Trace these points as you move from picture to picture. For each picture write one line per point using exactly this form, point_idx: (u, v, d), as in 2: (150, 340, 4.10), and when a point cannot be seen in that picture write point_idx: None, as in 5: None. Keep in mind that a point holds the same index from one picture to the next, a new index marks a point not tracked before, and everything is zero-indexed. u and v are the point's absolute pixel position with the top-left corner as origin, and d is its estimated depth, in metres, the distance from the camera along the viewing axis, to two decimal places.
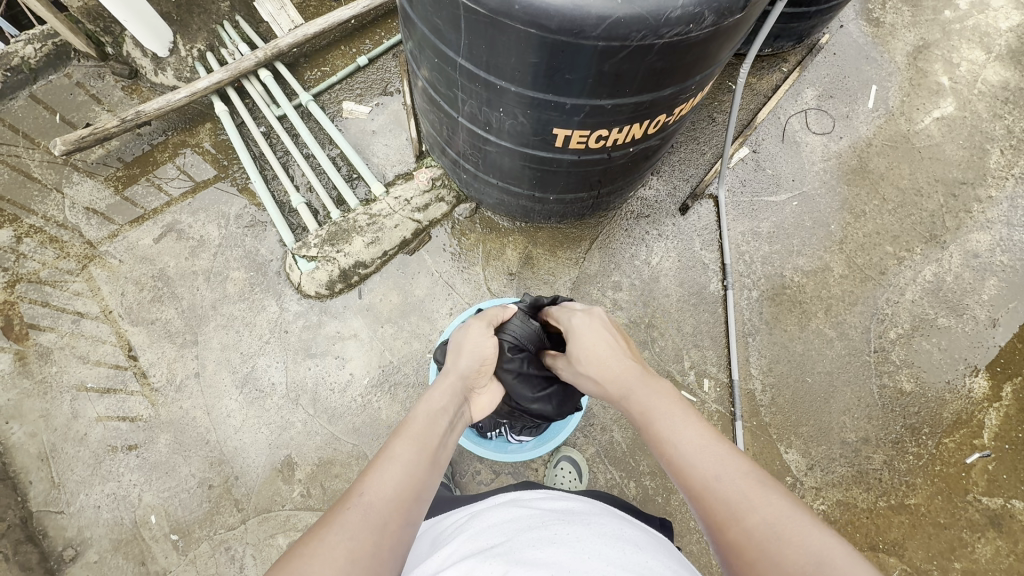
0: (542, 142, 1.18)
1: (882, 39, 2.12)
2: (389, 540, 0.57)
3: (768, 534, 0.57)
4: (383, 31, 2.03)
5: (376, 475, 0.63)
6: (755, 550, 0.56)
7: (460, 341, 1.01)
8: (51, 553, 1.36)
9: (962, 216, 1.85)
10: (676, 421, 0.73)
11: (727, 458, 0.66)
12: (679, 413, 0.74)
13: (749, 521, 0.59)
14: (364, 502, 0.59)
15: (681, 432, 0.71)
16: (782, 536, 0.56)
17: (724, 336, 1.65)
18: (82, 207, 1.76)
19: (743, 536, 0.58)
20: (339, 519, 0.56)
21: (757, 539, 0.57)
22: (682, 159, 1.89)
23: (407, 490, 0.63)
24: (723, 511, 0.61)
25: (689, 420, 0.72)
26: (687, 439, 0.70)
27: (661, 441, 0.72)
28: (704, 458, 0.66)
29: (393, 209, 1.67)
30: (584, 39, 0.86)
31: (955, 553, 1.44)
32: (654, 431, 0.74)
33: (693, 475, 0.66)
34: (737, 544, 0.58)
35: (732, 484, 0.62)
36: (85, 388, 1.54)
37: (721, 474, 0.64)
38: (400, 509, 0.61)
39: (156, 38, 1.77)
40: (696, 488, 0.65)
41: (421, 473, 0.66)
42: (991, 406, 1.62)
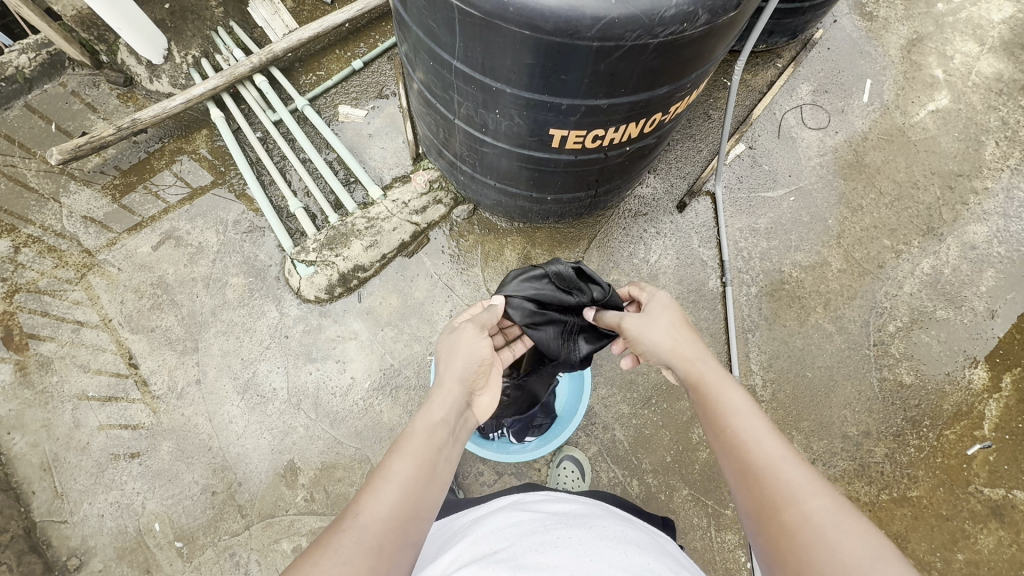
0: (538, 143, 1.19)
1: (875, 33, 2.12)
2: (388, 557, 0.58)
3: (826, 520, 0.58)
4: (377, 33, 2.03)
5: (377, 495, 0.63)
6: (809, 534, 0.58)
7: (451, 345, 0.92)
8: (55, 562, 1.36)
9: (959, 208, 1.86)
10: (737, 403, 0.75)
11: (786, 446, 0.68)
12: (740, 396, 0.77)
13: (804, 507, 0.60)
14: (369, 526, 0.59)
15: (743, 414, 0.73)
16: (842, 526, 0.57)
17: (724, 332, 1.66)
18: (80, 216, 1.76)
19: (798, 520, 0.60)
20: (336, 541, 0.57)
21: (814, 525, 0.58)
22: (679, 156, 1.89)
23: (405, 506, 0.63)
24: (779, 494, 0.63)
25: (751, 405, 0.74)
26: (748, 422, 0.72)
27: (719, 420, 0.75)
28: (763, 443, 0.69)
29: (391, 211, 1.67)
30: (579, 40, 0.86)
31: (958, 545, 1.45)
32: (716, 414, 0.76)
33: (754, 457, 0.68)
34: (787, 529, 0.60)
35: (789, 472, 0.64)
36: (86, 397, 1.54)
37: (782, 461, 0.66)
38: (393, 528, 0.61)
39: (151, 45, 1.77)
40: (750, 471, 0.67)
41: (420, 489, 0.66)
42: (991, 397, 1.63)
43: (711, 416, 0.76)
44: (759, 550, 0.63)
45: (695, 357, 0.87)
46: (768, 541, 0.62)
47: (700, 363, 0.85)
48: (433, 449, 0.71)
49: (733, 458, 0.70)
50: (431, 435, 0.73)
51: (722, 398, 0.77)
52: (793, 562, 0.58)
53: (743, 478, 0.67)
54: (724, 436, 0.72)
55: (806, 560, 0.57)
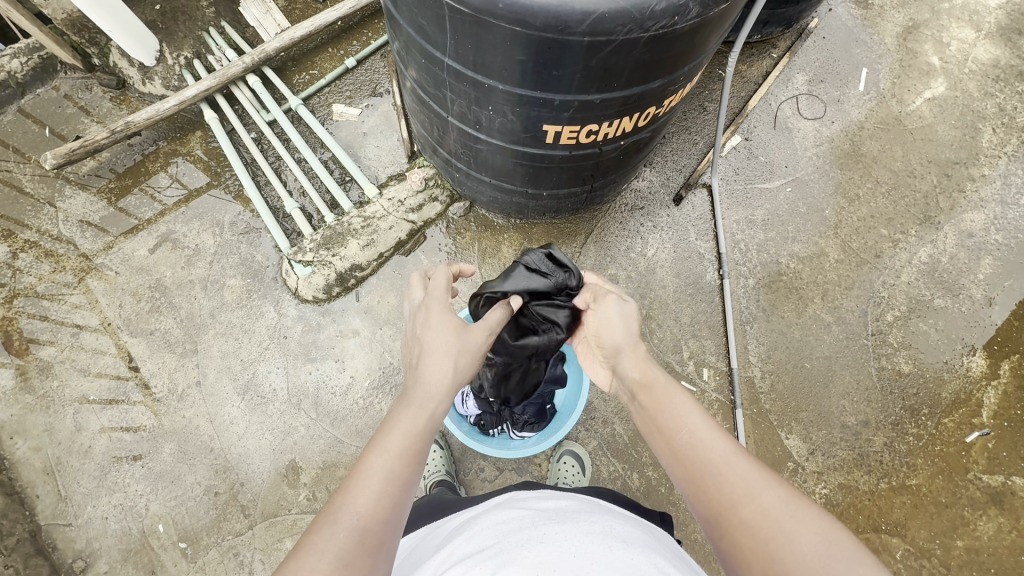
0: (532, 139, 1.18)
1: (871, 21, 2.11)
2: (375, 552, 0.57)
3: (781, 513, 0.60)
4: (370, 31, 2.02)
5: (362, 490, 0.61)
6: (770, 530, 0.59)
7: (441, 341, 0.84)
8: (61, 565, 1.38)
9: (956, 196, 1.85)
10: (683, 404, 0.76)
11: (733, 442, 0.69)
12: (684, 396, 0.77)
13: (761, 503, 0.62)
14: (353, 526, 0.57)
15: (689, 414, 0.74)
16: (795, 513, 0.60)
17: (722, 325, 1.66)
18: (76, 220, 1.76)
19: (756, 516, 0.61)
20: (320, 541, 0.55)
21: (771, 519, 0.60)
22: (674, 149, 1.89)
23: (390, 501, 0.62)
24: (735, 492, 0.63)
25: (694, 404, 0.75)
26: (695, 422, 0.72)
27: (669, 426, 0.74)
28: (712, 441, 0.69)
29: (387, 210, 1.67)
30: (570, 36, 0.86)
31: (957, 531, 1.46)
32: (663, 420, 0.75)
33: (705, 459, 0.68)
34: (748, 527, 0.61)
35: (739, 467, 0.66)
36: (87, 401, 1.54)
37: (732, 456, 0.67)
38: (379, 522, 0.59)
39: (142, 47, 1.77)
40: (704, 472, 0.67)
41: (406, 479, 0.65)
42: (989, 384, 1.63)
43: (660, 422, 0.76)
44: (723, 555, 0.63)
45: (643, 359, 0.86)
46: (731, 543, 0.62)
47: (648, 365, 0.85)
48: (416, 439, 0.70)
49: (687, 463, 0.69)
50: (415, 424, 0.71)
51: (669, 400, 0.77)
52: (757, 562, 0.59)
53: (698, 481, 0.67)
54: (674, 440, 0.72)
55: (769, 556, 0.58)
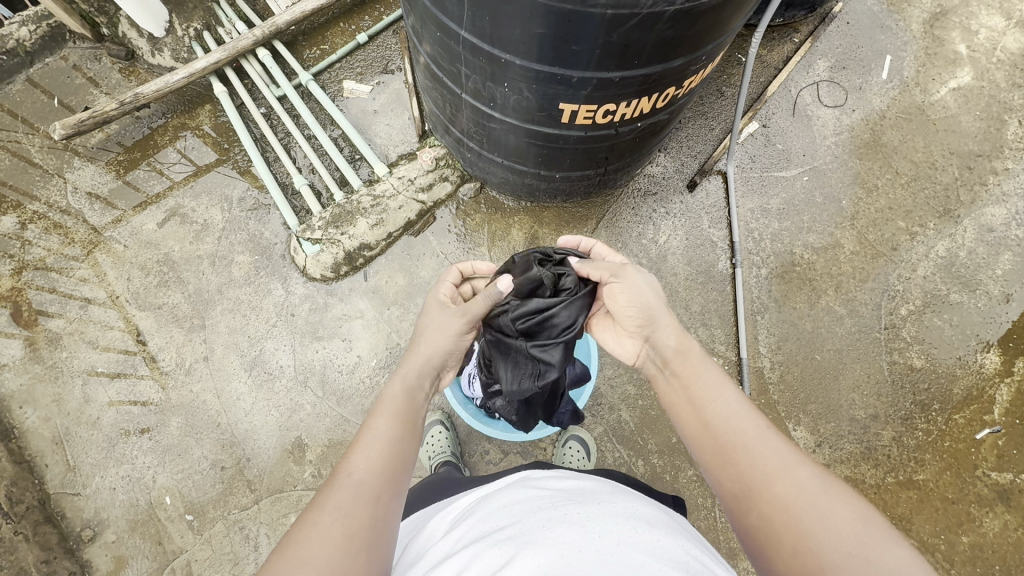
0: (548, 118, 1.16)
1: (897, 6, 2.04)
2: (380, 511, 0.65)
3: (813, 488, 0.65)
4: (382, 6, 1.98)
5: (361, 456, 0.69)
6: (805, 500, 0.64)
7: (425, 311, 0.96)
8: (70, 533, 1.39)
9: (977, 189, 1.81)
10: (716, 381, 0.80)
11: (766, 421, 0.74)
12: (717, 373, 0.81)
13: (795, 478, 0.66)
14: (357, 486, 0.65)
15: (723, 390, 0.78)
16: (827, 491, 0.64)
17: (733, 314, 1.64)
18: (85, 192, 1.75)
19: (790, 490, 0.65)
20: (329, 501, 0.63)
21: (806, 494, 0.64)
22: (690, 134, 1.85)
23: (387, 462, 0.70)
24: (770, 467, 0.68)
25: (728, 382, 0.80)
26: (729, 399, 0.76)
27: (702, 399, 0.78)
28: (746, 418, 0.74)
29: (397, 189, 1.66)
30: (592, 8, 0.83)
31: (963, 527, 1.45)
32: (696, 392, 0.79)
33: (739, 433, 0.72)
34: (779, 501, 0.65)
35: (773, 443, 0.70)
36: (96, 372, 1.55)
37: (767, 434, 0.72)
38: (381, 483, 0.67)
39: (152, 17, 1.74)
40: (737, 446, 0.71)
41: (401, 443, 0.73)
42: (1002, 381, 1.61)
43: (694, 394, 0.79)
44: (742, 527, 0.68)
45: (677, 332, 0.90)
46: (758, 514, 0.66)
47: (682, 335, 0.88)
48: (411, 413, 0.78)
49: (719, 436, 0.73)
50: (410, 394, 0.81)
51: (705, 376, 0.81)
52: (785, 531, 0.63)
53: (728, 454, 0.71)
54: (709, 413, 0.76)
55: (800, 529, 0.62)
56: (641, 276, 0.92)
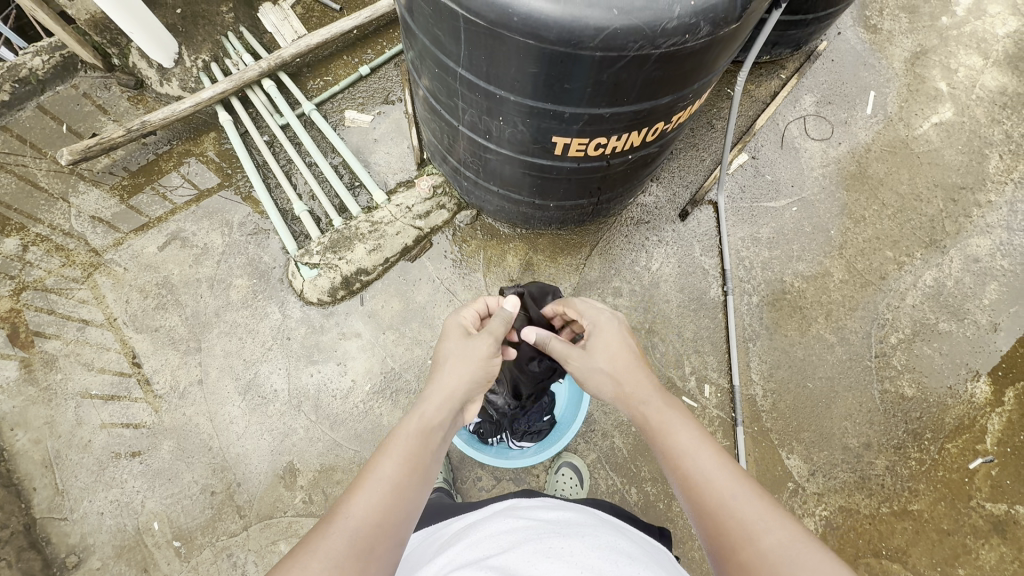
0: (541, 150, 1.20)
1: (879, 45, 2.13)
2: (376, 561, 0.58)
3: (783, 556, 0.56)
4: (385, 40, 2.05)
5: (362, 496, 0.63)
6: (770, 570, 0.56)
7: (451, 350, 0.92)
8: (55, 559, 1.37)
9: (962, 221, 1.85)
10: (690, 435, 0.73)
11: (739, 478, 0.66)
12: (690, 430, 0.74)
13: (761, 544, 0.59)
14: (354, 528, 0.59)
15: (696, 444, 0.72)
16: (796, 558, 0.56)
17: (725, 341, 1.66)
18: (88, 216, 1.78)
19: (755, 559, 0.58)
20: (322, 538, 0.57)
21: (770, 563, 0.56)
22: (681, 165, 1.90)
23: (390, 505, 0.64)
24: (735, 532, 0.61)
25: (700, 438, 0.72)
26: (701, 454, 0.70)
27: (674, 456, 0.72)
28: (716, 477, 0.67)
29: (395, 216, 1.69)
30: (582, 50, 0.87)
31: (959, 559, 1.44)
32: (666, 449, 0.73)
33: (706, 492, 0.65)
34: (747, 568, 0.58)
35: (745, 505, 0.63)
36: (90, 395, 1.55)
37: (736, 495, 0.64)
38: (378, 531, 0.61)
39: (162, 48, 1.80)
40: (703, 512, 0.65)
41: (407, 490, 0.66)
42: (993, 411, 1.62)
43: (664, 450, 0.74)
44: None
45: (641, 394, 0.83)
46: None
47: (646, 400, 0.81)
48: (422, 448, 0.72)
49: (689, 498, 0.67)
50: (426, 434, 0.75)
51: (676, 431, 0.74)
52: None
53: (697, 520, 0.65)
54: (678, 472, 0.70)
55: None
56: (586, 362, 0.91)
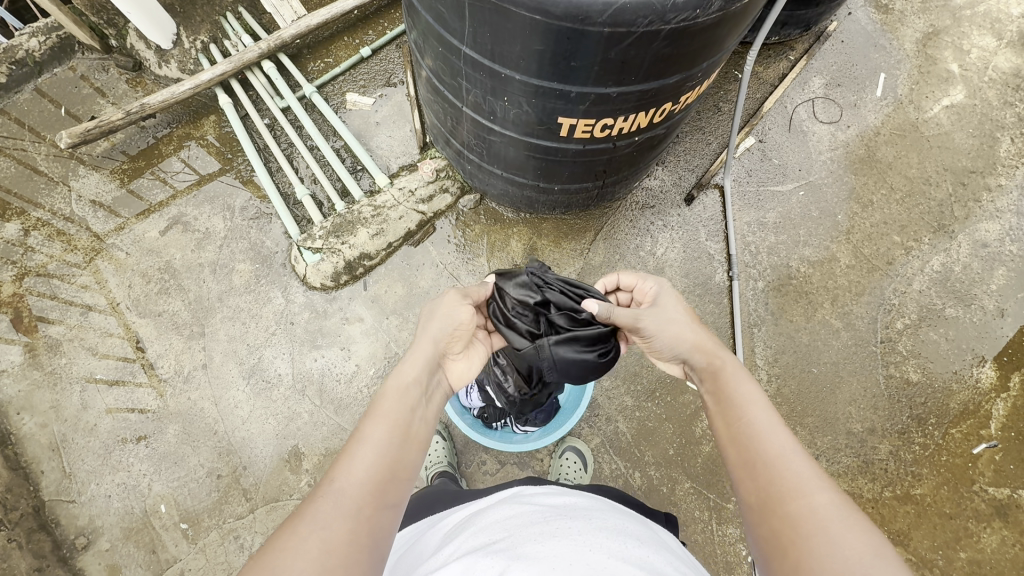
0: (546, 132, 1.18)
1: (890, 26, 2.09)
2: (365, 525, 0.60)
3: (830, 514, 0.60)
4: (386, 21, 2.02)
5: (353, 463, 0.64)
6: (815, 525, 0.59)
7: (431, 308, 0.96)
8: (63, 541, 1.39)
9: (971, 205, 1.83)
10: (749, 393, 0.77)
11: (797, 440, 0.69)
12: (752, 388, 0.78)
13: (810, 500, 0.62)
14: (346, 497, 0.61)
15: (754, 404, 0.75)
16: (844, 519, 0.59)
17: (730, 326, 1.65)
18: (89, 200, 1.77)
19: (803, 512, 0.61)
20: (317, 507, 0.59)
21: (818, 518, 0.60)
22: (687, 149, 1.88)
23: (381, 470, 0.65)
24: (787, 484, 0.64)
25: (762, 397, 0.76)
26: (758, 414, 0.73)
27: (733, 409, 0.75)
28: (774, 435, 0.70)
29: (397, 200, 1.68)
30: (590, 26, 0.85)
31: (960, 543, 1.44)
32: (726, 403, 0.77)
33: (763, 447, 0.69)
34: (791, 519, 0.61)
35: (797, 465, 0.66)
36: (94, 379, 1.55)
37: (792, 455, 0.67)
38: (372, 496, 0.62)
39: (160, 30, 1.78)
40: (757, 461, 0.68)
41: (396, 453, 0.68)
42: (999, 396, 1.61)
43: (721, 406, 0.77)
44: (757, 544, 0.65)
45: (714, 349, 0.86)
46: (769, 530, 0.63)
47: (722, 355, 0.85)
48: (406, 412, 0.73)
49: (741, 449, 0.71)
50: (404, 396, 0.76)
51: (737, 387, 0.78)
52: (794, 555, 0.59)
53: (749, 469, 0.69)
54: (736, 425, 0.73)
55: (807, 551, 0.58)
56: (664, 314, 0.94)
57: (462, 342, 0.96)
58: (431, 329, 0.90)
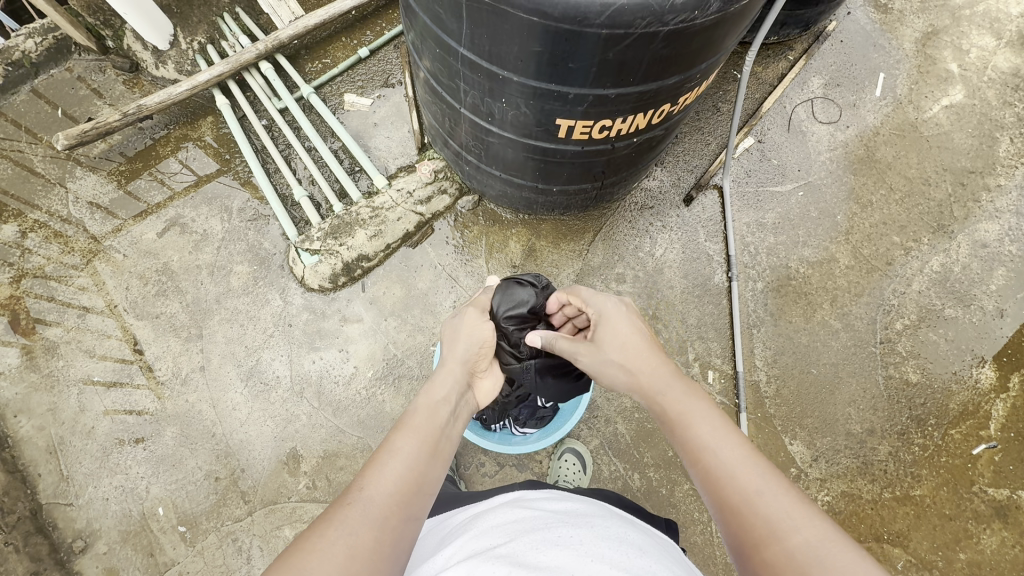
0: (544, 133, 1.17)
1: (890, 25, 2.08)
2: (394, 532, 0.60)
3: (809, 555, 0.56)
4: (384, 22, 2.01)
5: (382, 471, 0.65)
6: (796, 570, 0.56)
7: (455, 329, 1.01)
8: (61, 544, 1.38)
9: (970, 205, 1.83)
10: (710, 429, 0.73)
11: (766, 474, 0.66)
12: (713, 423, 0.74)
13: (788, 543, 0.58)
14: (374, 503, 0.61)
15: (716, 440, 0.71)
16: (824, 559, 0.55)
17: (729, 327, 1.65)
18: (86, 202, 1.76)
19: (782, 556, 0.58)
20: (343, 515, 0.59)
21: (798, 561, 0.56)
22: (686, 149, 1.87)
23: (409, 480, 0.66)
24: (761, 531, 0.61)
25: (726, 432, 0.72)
26: (722, 453, 0.69)
27: (696, 451, 0.72)
28: (741, 474, 0.66)
29: (395, 202, 1.67)
30: (588, 28, 0.85)
31: (960, 544, 1.44)
32: (688, 443, 0.73)
33: (728, 491, 0.66)
34: (772, 566, 0.58)
35: (769, 505, 0.62)
36: (92, 381, 1.55)
37: (759, 493, 0.64)
38: (398, 502, 0.63)
39: (157, 31, 1.77)
40: (729, 507, 0.65)
41: (426, 466, 0.69)
42: (998, 397, 1.61)
43: (685, 448, 0.74)
44: None
45: (658, 387, 0.83)
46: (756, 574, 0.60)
47: (660, 395, 0.81)
48: (435, 428, 0.75)
49: (711, 494, 0.67)
50: (433, 413, 0.78)
51: (696, 425, 0.74)
52: None
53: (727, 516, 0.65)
54: (700, 469, 0.70)
55: None
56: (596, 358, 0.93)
57: (486, 360, 1.02)
58: (456, 351, 0.95)
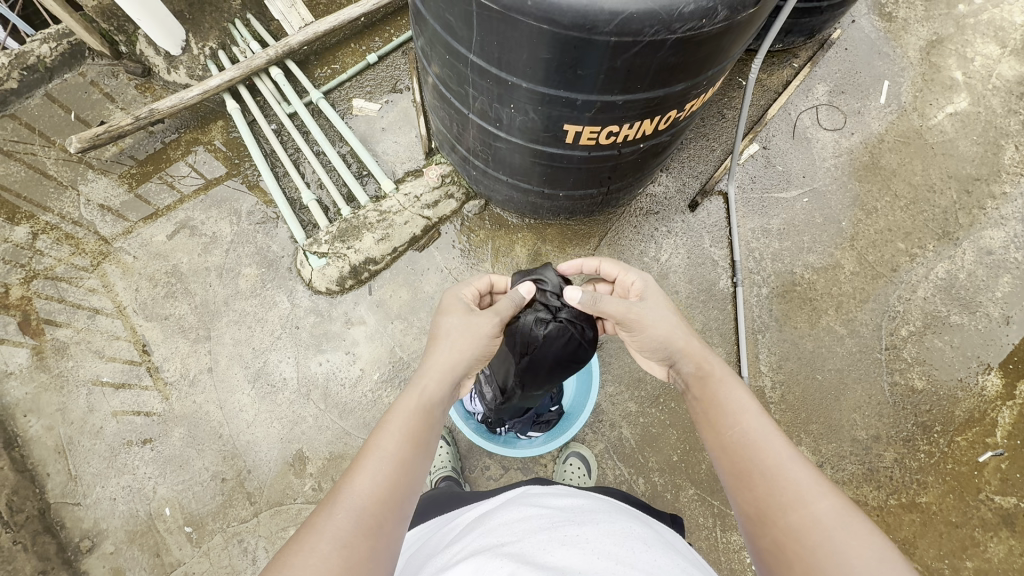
0: (552, 139, 1.19)
1: (894, 33, 2.09)
2: (377, 534, 0.61)
3: (831, 522, 0.61)
4: (392, 28, 2.04)
5: (366, 475, 0.65)
6: (818, 535, 0.60)
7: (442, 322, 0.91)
8: (68, 543, 1.39)
9: (976, 213, 1.83)
10: (741, 400, 0.77)
11: (792, 446, 0.70)
12: (743, 395, 0.77)
13: (811, 509, 0.63)
14: (356, 507, 0.61)
15: (745, 411, 0.75)
16: (847, 526, 0.60)
17: (734, 333, 1.65)
18: (97, 204, 1.78)
19: (805, 521, 0.62)
20: (327, 518, 0.60)
21: (821, 527, 0.61)
22: (692, 155, 1.88)
23: (391, 480, 0.65)
24: (787, 496, 0.65)
25: (754, 404, 0.76)
26: (751, 422, 0.73)
27: (725, 418, 0.75)
28: (769, 443, 0.70)
29: (403, 206, 1.68)
30: (597, 35, 0.86)
31: (966, 552, 1.44)
32: (718, 411, 0.77)
33: (757, 456, 0.69)
34: (792, 530, 0.62)
35: (795, 474, 0.66)
36: (100, 382, 1.56)
37: (790, 461, 0.68)
38: (380, 505, 0.63)
39: (169, 36, 1.80)
40: (753, 472, 0.69)
41: (408, 462, 0.68)
42: (1004, 404, 1.61)
43: (713, 415, 0.77)
44: (760, 555, 0.66)
45: (697, 352, 0.85)
46: (770, 539, 0.64)
47: (702, 361, 0.85)
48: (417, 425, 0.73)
49: (737, 459, 0.71)
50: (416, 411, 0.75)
51: (727, 396, 0.78)
52: (800, 565, 0.60)
53: (746, 479, 0.69)
54: (729, 435, 0.73)
55: (812, 563, 0.59)
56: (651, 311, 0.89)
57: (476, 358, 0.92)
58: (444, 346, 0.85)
